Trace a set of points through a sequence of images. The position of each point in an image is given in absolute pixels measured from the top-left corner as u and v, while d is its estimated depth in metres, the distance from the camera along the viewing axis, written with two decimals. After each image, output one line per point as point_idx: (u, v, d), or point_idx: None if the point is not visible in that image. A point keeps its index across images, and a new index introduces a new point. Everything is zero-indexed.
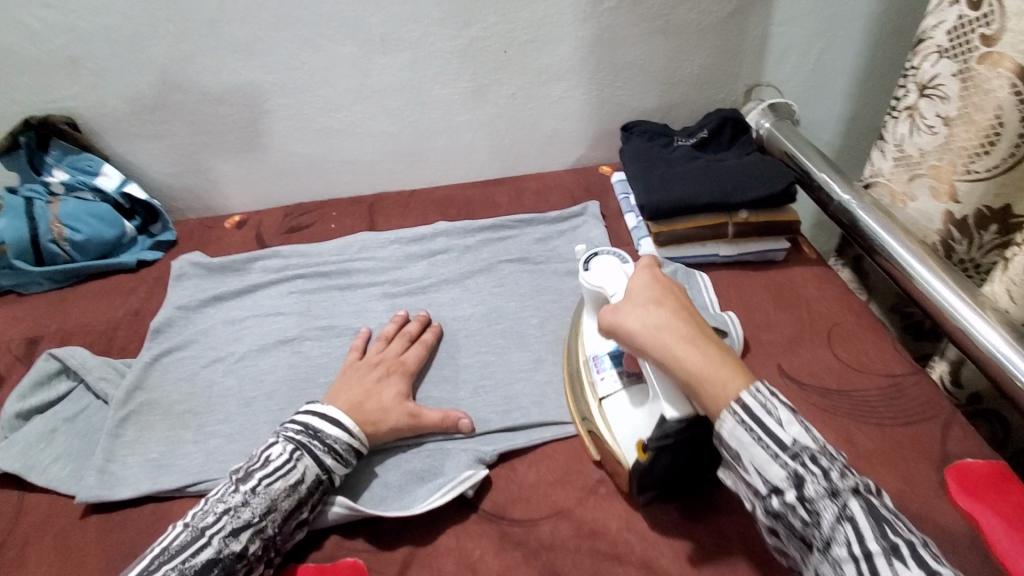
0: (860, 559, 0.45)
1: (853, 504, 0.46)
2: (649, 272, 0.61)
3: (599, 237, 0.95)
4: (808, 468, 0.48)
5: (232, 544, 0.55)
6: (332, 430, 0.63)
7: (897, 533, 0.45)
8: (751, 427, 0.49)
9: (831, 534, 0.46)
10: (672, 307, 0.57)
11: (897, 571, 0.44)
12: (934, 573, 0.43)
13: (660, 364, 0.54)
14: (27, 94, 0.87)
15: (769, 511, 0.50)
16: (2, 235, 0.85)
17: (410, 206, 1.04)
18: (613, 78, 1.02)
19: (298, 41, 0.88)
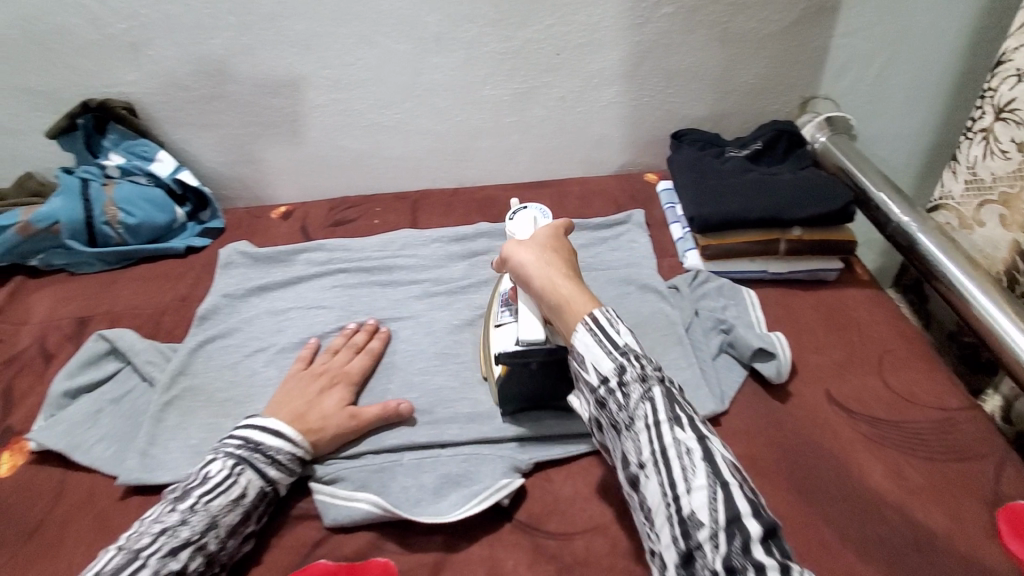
0: (653, 430, 0.52)
1: (657, 391, 0.53)
2: (556, 226, 0.67)
3: (643, 246, 0.93)
4: (629, 362, 0.55)
5: (170, 563, 0.53)
6: (275, 442, 0.63)
7: (694, 416, 0.53)
8: (598, 332, 0.56)
9: (637, 411, 0.53)
10: (561, 252, 0.64)
11: (682, 447, 0.51)
12: (708, 438, 0.51)
13: (541, 292, 0.60)
14: (89, 79, 0.89)
15: (595, 401, 0.57)
16: (58, 214, 0.87)
17: (453, 205, 1.04)
18: (666, 85, 1.00)
19: (354, 37, 0.88)
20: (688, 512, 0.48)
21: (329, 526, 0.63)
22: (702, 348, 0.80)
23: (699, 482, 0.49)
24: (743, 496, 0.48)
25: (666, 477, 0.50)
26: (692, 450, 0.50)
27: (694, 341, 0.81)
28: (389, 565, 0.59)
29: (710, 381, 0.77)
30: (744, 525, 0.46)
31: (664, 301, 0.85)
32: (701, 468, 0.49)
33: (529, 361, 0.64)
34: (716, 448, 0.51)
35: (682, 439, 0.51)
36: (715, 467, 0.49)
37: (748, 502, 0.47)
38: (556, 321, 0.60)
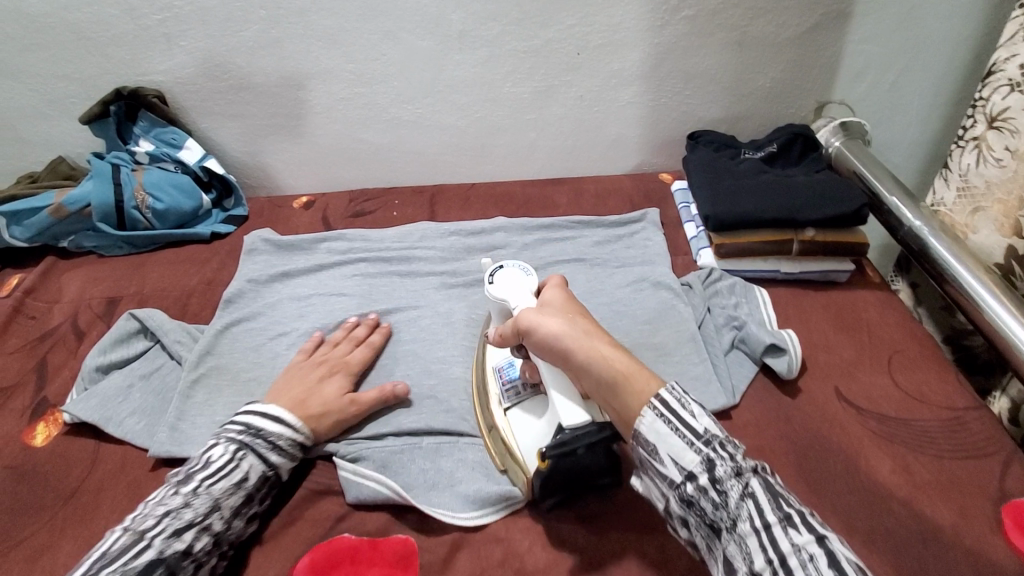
0: (761, 531, 0.46)
1: (755, 484, 0.48)
2: (568, 296, 0.66)
3: (657, 244, 0.95)
4: (716, 453, 0.50)
5: (175, 544, 0.53)
6: (276, 428, 0.64)
7: (801, 511, 0.47)
8: (670, 419, 0.52)
9: (734, 509, 0.48)
10: (590, 321, 0.62)
11: (802, 552, 0.44)
12: (827, 538, 0.45)
13: (586, 364, 0.56)
14: (123, 68, 0.91)
15: (682, 502, 0.51)
16: (89, 197, 0.89)
17: (470, 199, 1.06)
18: (683, 86, 1.02)
19: (380, 33, 0.90)
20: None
21: (351, 503, 0.65)
22: (714, 343, 0.82)
23: None
24: None
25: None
26: (815, 555, 0.44)
27: (706, 337, 0.83)
28: (409, 542, 0.62)
29: (722, 377, 0.78)
30: None
31: (678, 298, 0.86)
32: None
33: (572, 452, 0.56)
34: (837, 547, 0.45)
35: (798, 541, 0.45)
36: (844, 573, 0.43)
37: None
38: (609, 400, 0.56)
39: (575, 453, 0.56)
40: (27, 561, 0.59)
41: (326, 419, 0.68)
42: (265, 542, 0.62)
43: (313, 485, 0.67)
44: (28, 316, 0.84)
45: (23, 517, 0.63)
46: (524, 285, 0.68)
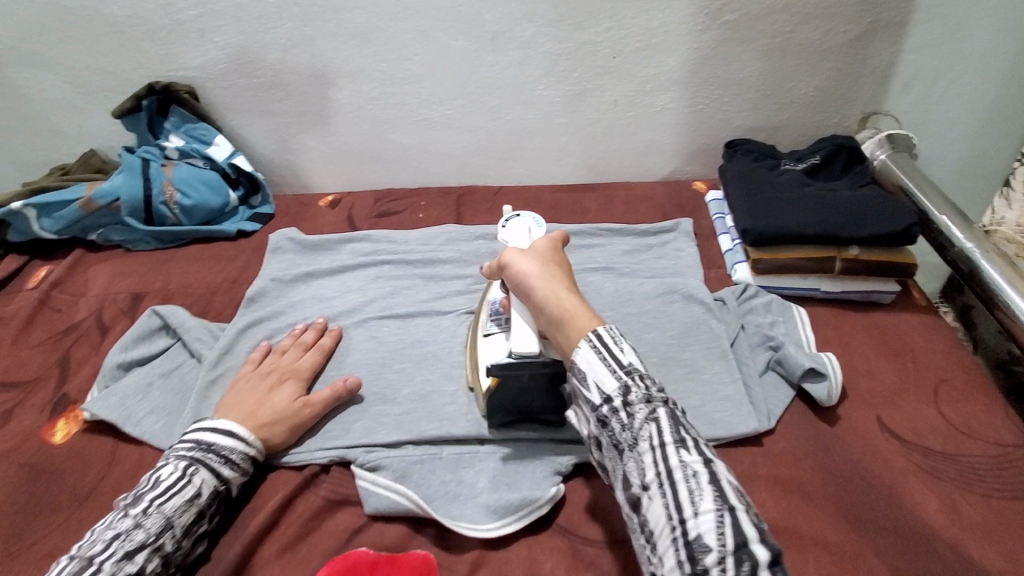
0: (658, 451, 0.49)
1: (662, 411, 0.51)
2: (555, 241, 0.67)
3: (689, 255, 0.91)
4: (634, 382, 0.52)
5: (126, 567, 0.52)
6: (227, 442, 0.62)
7: (697, 438, 0.50)
8: (602, 349, 0.53)
9: (641, 431, 0.50)
10: (562, 266, 0.63)
11: (687, 470, 0.47)
12: (714, 461, 0.48)
13: (543, 303, 0.59)
14: (156, 63, 0.91)
15: (597, 422, 0.53)
16: (119, 192, 0.90)
17: (497, 203, 1.03)
18: (721, 93, 0.98)
19: (413, 32, 0.89)
20: (694, 536, 0.44)
21: (369, 514, 0.64)
22: (749, 363, 0.78)
23: (706, 506, 0.45)
24: (749, 521, 0.44)
25: (671, 498, 0.46)
26: (698, 472, 0.47)
27: (740, 356, 0.79)
28: (428, 558, 0.60)
29: (756, 400, 0.74)
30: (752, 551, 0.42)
31: (710, 314, 0.82)
32: (709, 493, 0.46)
33: (517, 374, 0.62)
34: (720, 470, 0.48)
35: (687, 461, 0.48)
36: (720, 489, 0.46)
37: (755, 526, 0.44)
38: (555, 335, 0.58)
39: (522, 378, 0.62)
40: (41, 562, 0.58)
41: (282, 422, 0.67)
42: (282, 552, 0.60)
43: (331, 496, 0.65)
44: (53, 309, 0.84)
45: (40, 515, 0.62)
46: (528, 232, 0.68)
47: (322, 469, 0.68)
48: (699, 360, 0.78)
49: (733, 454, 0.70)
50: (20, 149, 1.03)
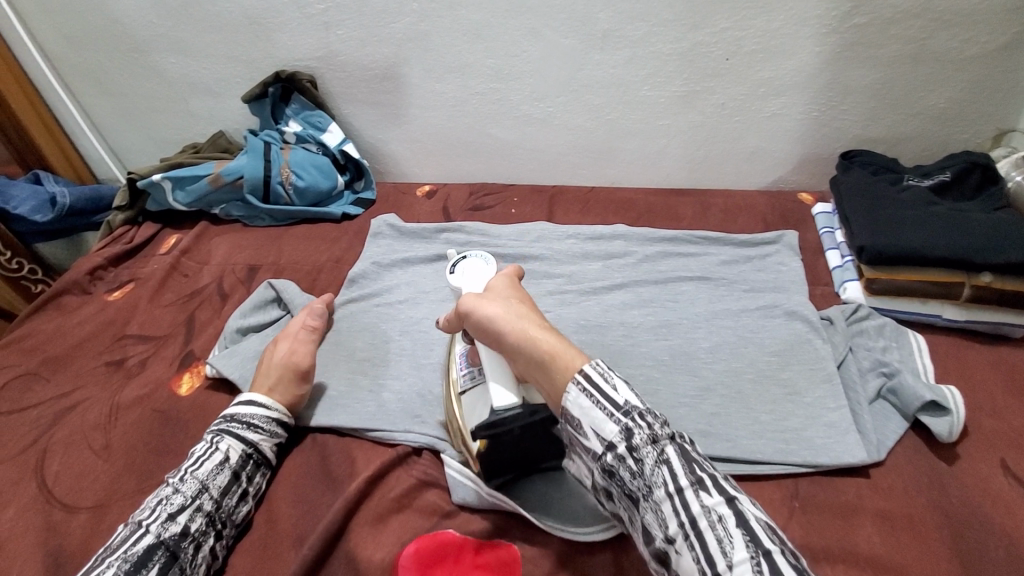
0: (674, 498, 0.46)
1: (671, 450, 0.48)
2: (510, 278, 0.64)
3: (792, 270, 0.87)
4: (636, 422, 0.49)
5: (171, 527, 0.57)
6: (247, 410, 0.66)
7: (713, 473, 0.48)
8: (592, 392, 0.50)
9: (652, 475, 0.48)
10: (527, 303, 0.60)
11: (711, 515, 0.45)
12: (736, 497, 0.46)
13: (517, 347, 0.55)
14: (284, 53, 0.98)
15: (604, 471, 0.50)
16: (243, 170, 0.97)
17: (589, 203, 1.03)
18: (840, 100, 0.92)
19: (524, 30, 0.90)
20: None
21: (457, 503, 0.64)
22: (859, 390, 0.72)
23: (738, 553, 0.42)
24: (785, 559, 0.42)
25: (699, 550, 0.44)
26: (724, 515, 0.45)
27: (847, 380, 0.74)
28: (512, 550, 0.60)
29: (865, 429, 0.68)
30: None
31: (815, 332, 0.77)
32: (739, 538, 0.43)
33: (505, 431, 0.58)
34: (744, 506, 0.46)
35: (708, 504, 0.45)
36: (751, 531, 0.44)
37: (794, 568, 0.41)
38: (542, 379, 0.54)
39: (511, 432, 0.58)
40: None
41: (279, 387, 0.69)
42: (374, 523, 0.62)
43: (422, 475, 0.67)
44: (182, 274, 0.92)
45: (167, 458, 0.69)
46: (482, 274, 0.67)
47: (414, 450, 0.69)
48: (802, 380, 0.73)
49: (840, 484, 0.65)
50: (161, 127, 1.14)
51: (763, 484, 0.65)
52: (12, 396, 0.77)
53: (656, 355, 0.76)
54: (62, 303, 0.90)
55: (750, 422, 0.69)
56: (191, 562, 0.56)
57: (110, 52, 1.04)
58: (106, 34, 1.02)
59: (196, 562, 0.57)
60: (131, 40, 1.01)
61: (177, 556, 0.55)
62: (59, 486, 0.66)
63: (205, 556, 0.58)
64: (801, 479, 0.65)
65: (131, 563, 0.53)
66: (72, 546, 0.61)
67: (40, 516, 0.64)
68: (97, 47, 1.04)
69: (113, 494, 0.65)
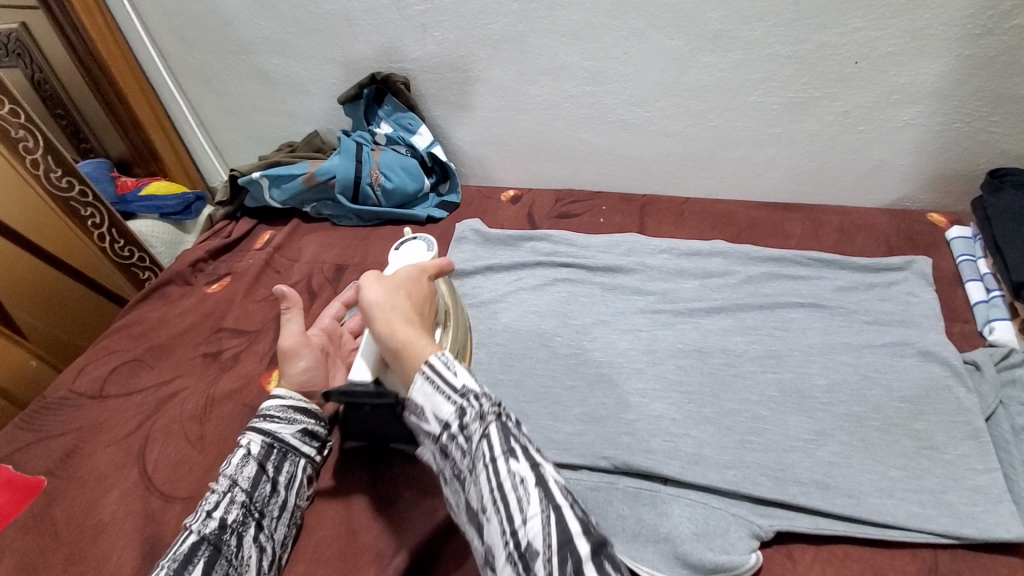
0: (490, 468, 0.46)
1: (493, 426, 0.48)
2: (422, 268, 0.62)
3: (925, 302, 0.76)
4: (470, 402, 0.48)
5: (209, 523, 0.57)
6: (268, 402, 0.68)
7: (528, 443, 0.48)
8: (434, 378, 0.49)
9: (472, 449, 0.47)
10: (421, 299, 0.59)
11: (514, 479, 0.46)
12: (543, 465, 0.47)
13: (381, 336, 0.54)
14: (380, 54, 0.98)
15: (437, 450, 0.50)
16: (335, 171, 0.98)
17: (684, 216, 0.97)
18: (993, 110, 0.80)
19: (627, 30, 0.85)
20: (524, 543, 0.44)
21: None
22: (1011, 449, 0.62)
23: (533, 512, 0.45)
24: (574, 517, 0.45)
25: (503, 513, 0.45)
26: (526, 480, 0.46)
27: (995, 438, 0.63)
28: None
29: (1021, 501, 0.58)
30: (578, 548, 0.43)
31: (958, 379, 0.67)
32: (534, 496, 0.45)
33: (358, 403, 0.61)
34: (548, 471, 0.47)
35: (515, 470, 0.46)
36: (547, 492, 0.46)
37: (579, 520, 0.45)
38: (396, 367, 0.54)
39: (365, 406, 0.63)
40: None
41: (287, 378, 0.70)
42: (459, 548, 0.60)
43: None
44: (275, 270, 0.95)
45: None
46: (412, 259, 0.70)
47: None
48: (940, 434, 0.63)
49: (991, 563, 0.55)
50: (259, 125, 1.18)
51: (890, 551, 0.57)
52: (119, 380, 0.82)
53: (762, 389, 0.69)
54: (165, 293, 0.95)
55: (876, 477, 0.61)
56: (236, 554, 0.57)
57: (219, 53, 1.09)
58: (216, 35, 1.06)
59: (242, 552, 0.57)
60: (238, 41, 1.05)
61: (220, 549, 0.56)
62: (157, 473, 0.69)
63: (251, 546, 0.58)
64: (941, 552, 0.56)
65: (177, 562, 0.54)
66: (167, 536, 0.63)
67: (140, 502, 0.66)
68: (207, 47, 1.09)
69: (204, 486, 0.67)
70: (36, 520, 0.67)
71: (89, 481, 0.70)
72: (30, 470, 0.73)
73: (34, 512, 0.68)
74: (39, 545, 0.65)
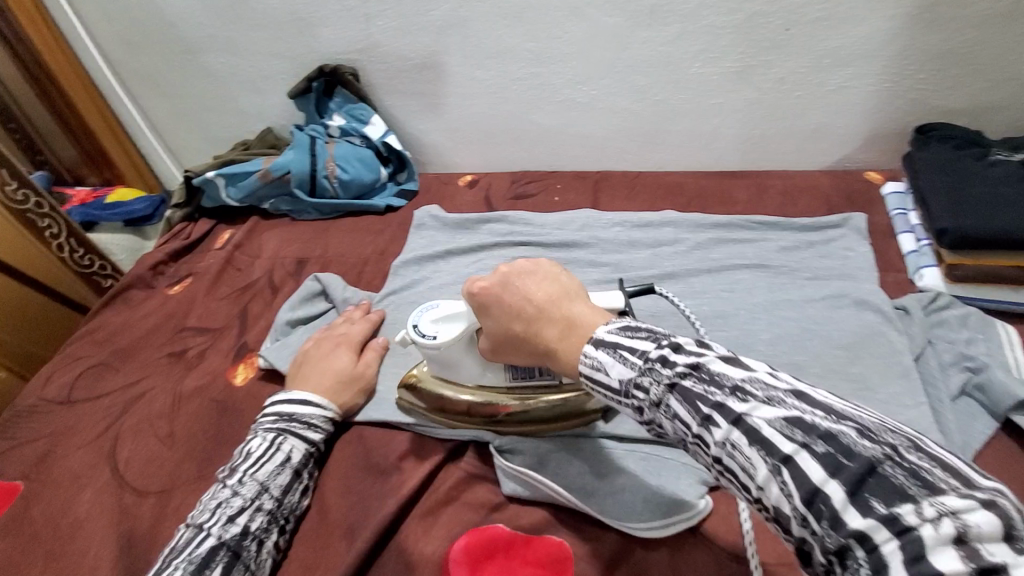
0: (699, 445, 0.38)
1: (670, 399, 0.39)
2: (489, 287, 0.55)
3: (861, 256, 0.80)
4: (632, 393, 0.42)
5: (231, 528, 0.57)
6: (305, 410, 0.68)
7: (719, 394, 0.37)
8: (595, 386, 0.45)
9: (671, 431, 0.40)
10: (550, 280, 0.52)
11: (726, 448, 0.36)
12: (749, 412, 0.36)
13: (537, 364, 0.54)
14: (327, 46, 0.98)
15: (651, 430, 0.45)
16: (290, 165, 0.99)
17: (635, 189, 0.99)
18: (917, 69, 0.84)
19: (566, 9, 0.86)
20: (773, 509, 0.34)
21: (506, 494, 0.63)
22: (939, 384, 0.66)
23: (760, 477, 0.34)
24: (813, 455, 0.32)
25: (737, 482, 0.36)
26: (737, 442, 0.35)
27: (926, 375, 0.67)
28: (564, 546, 0.58)
29: (948, 429, 0.62)
30: (827, 498, 0.31)
31: (890, 324, 0.71)
32: (756, 458, 0.34)
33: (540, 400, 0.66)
34: (756, 417, 0.35)
35: (719, 438, 0.36)
36: (766, 443, 0.34)
37: (821, 460, 0.32)
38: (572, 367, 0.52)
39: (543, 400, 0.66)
40: None
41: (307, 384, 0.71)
42: (425, 515, 0.62)
43: (470, 468, 0.66)
44: (236, 268, 0.96)
45: (224, 447, 0.71)
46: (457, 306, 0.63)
47: (462, 444, 0.68)
48: (876, 376, 0.67)
49: None
50: (213, 126, 1.18)
51: None
52: (86, 385, 0.82)
53: None
54: (128, 298, 0.94)
55: None
56: (253, 559, 0.58)
57: (164, 55, 1.08)
58: (160, 37, 1.05)
59: (259, 557, 0.59)
60: (183, 42, 1.05)
61: (239, 554, 0.56)
62: (130, 470, 0.70)
63: (267, 552, 0.60)
64: None
65: (195, 565, 0.54)
66: (142, 528, 0.65)
67: (113, 499, 0.67)
68: (152, 49, 1.08)
69: (176, 480, 0.68)
70: (13, 523, 0.68)
71: (62, 482, 0.70)
72: (4, 477, 0.73)
73: (11, 516, 0.69)
74: (18, 545, 0.66)
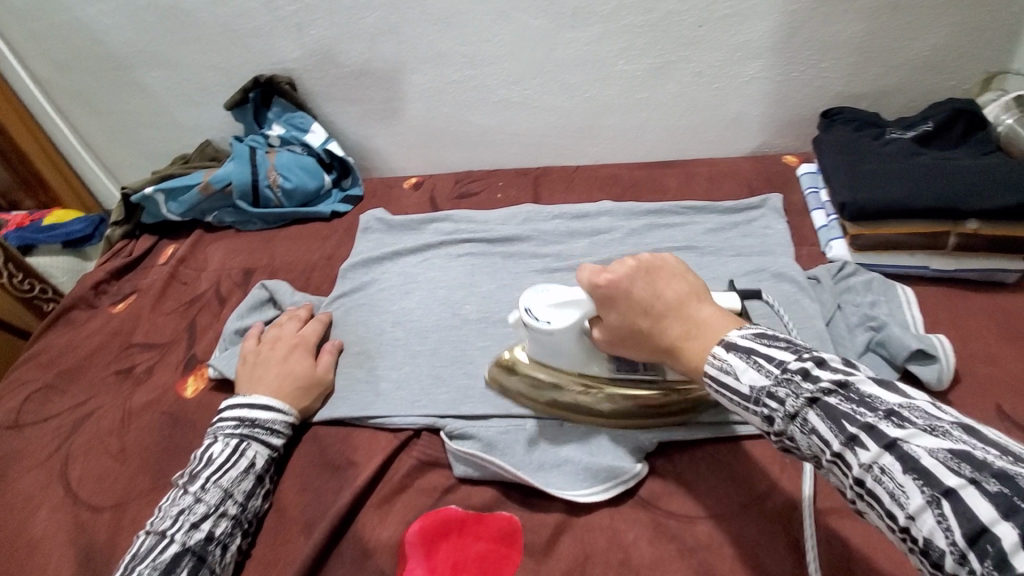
0: (838, 464, 0.39)
1: (811, 415, 0.41)
2: (610, 280, 0.54)
3: (779, 233, 0.87)
4: (768, 405, 0.43)
5: (195, 534, 0.58)
6: (267, 415, 0.68)
7: (870, 417, 0.38)
8: (721, 389, 0.47)
9: (806, 446, 0.42)
10: (680, 280, 0.53)
11: (872, 471, 0.37)
12: (906, 439, 0.36)
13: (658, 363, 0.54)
14: (262, 56, 0.99)
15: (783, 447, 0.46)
16: (231, 177, 0.99)
17: (574, 183, 1.04)
18: (818, 58, 0.91)
19: (493, 13, 0.90)
20: (923, 541, 0.34)
21: (458, 476, 0.66)
22: (846, 343, 0.73)
23: (910, 504, 0.34)
24: (981, 491, 0.32)
25: (880, 507, 0.37)
26: (887, 467, 0.36)
27: (835, 336, 0.74)
28: (514, 519, 0.62)
29: None
30: (993, 539, 0.31)
31: (804, 292, 0.77)
32: (909, 485, 0.35)
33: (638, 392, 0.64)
34: (912, 445, 0.35)
35: (865, 461, 0.37)
36: (924, 472, 0.34)
37: (991, 499, 0.31)
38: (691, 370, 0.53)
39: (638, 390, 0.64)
40: None
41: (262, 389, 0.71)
42: (380, 504, 0.65)
43: (423, 455, 0.69)
44: (181, 282, 0.95)
45: (179, 457, 0.72)
46: (563, 296, 0.61)
47: (414, 434, 0.71)
48: None
49: None
50: (151, 141, 1.16)
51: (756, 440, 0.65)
52: (33, 408, 0.81)
53: None
54: (71, 319, 0.93)
55: None
56: (217, 563, 0.59)
57: (94, 72, 1.06)
58: (88, 54, 1.04)
59: (224, 561, 0.60)
60: (113, 58, 1.03)
61: (205, 559, 0.58)
62: (83, 488, 0.70)
63: (232, 556, 0.61)
64: None
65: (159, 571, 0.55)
66: (100, 542, 0.64)
67: (68, 517, 0.67)
68: (80, 66, 1.06)
69: (130, 492, 0.68)
70: None
71: (13, 505, 0.69)
72: None
73: None
74: None
